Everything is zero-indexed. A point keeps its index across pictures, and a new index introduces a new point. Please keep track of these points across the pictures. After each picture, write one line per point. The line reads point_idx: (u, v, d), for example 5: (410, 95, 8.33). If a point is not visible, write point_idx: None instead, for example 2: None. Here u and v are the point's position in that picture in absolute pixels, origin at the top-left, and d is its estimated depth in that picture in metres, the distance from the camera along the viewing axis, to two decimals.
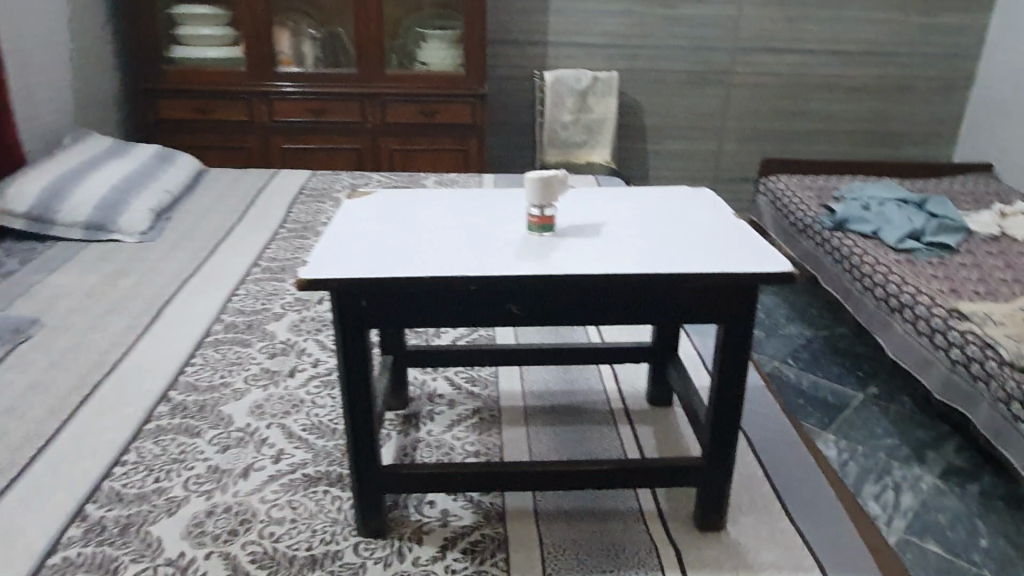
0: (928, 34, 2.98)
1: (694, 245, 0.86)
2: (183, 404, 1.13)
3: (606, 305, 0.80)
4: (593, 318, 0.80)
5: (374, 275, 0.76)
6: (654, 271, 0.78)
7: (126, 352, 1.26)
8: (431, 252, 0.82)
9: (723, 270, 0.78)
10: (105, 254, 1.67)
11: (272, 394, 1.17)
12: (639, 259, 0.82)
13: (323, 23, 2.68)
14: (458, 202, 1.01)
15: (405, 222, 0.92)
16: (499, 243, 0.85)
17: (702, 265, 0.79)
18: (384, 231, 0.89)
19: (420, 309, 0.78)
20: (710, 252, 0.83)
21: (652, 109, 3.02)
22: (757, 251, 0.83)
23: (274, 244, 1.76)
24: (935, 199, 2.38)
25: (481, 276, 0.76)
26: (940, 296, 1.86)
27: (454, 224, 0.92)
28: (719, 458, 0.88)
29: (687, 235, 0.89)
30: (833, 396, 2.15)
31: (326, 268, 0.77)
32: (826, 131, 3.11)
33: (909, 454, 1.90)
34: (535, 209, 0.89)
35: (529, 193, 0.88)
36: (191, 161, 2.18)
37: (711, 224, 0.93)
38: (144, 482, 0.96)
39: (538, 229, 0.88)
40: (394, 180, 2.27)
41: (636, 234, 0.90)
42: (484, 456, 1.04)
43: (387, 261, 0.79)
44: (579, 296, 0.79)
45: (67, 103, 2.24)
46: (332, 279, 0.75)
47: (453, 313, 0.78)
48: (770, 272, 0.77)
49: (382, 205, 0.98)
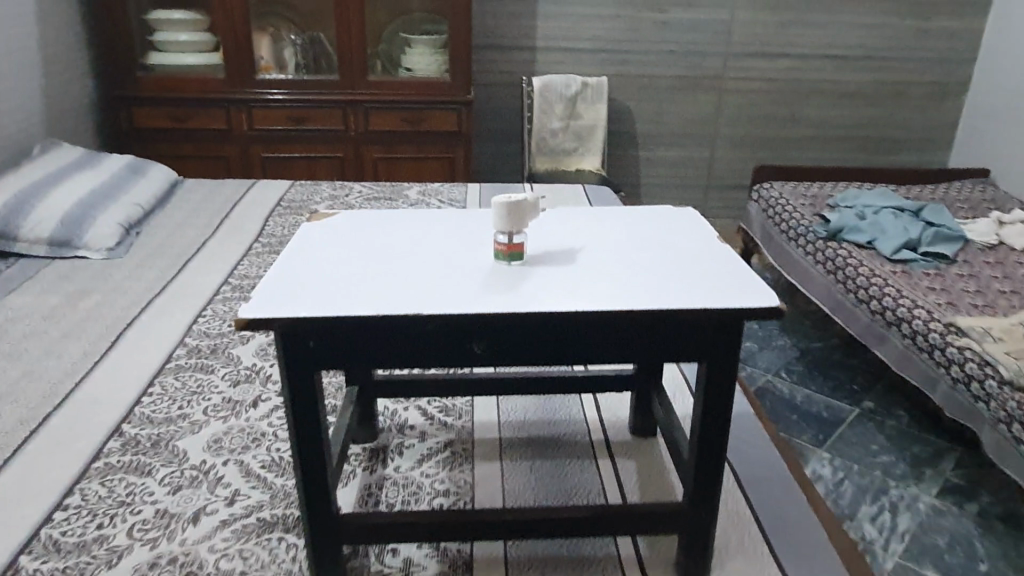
0: (924, 38, 2.92)
1: (675, 273, 0.79)
2: (136, 439, 1.06)
3: (576, 342, 0.73)
4: (563, 357, 0.73)
5: (319, 313, 0.69)
6: (629, 306, 0.71)
7: (79, 380, 1.19)
8: (388, 283, 0.76)
9: (703, 305, 0.71)
10: (68, 271, 1.61)
11: (232, 426, 1.10)
12: (615, 290, 0.75)
13: (304, 28, 2.61)
14: (424, 225, 0.95)
15: (364, 248, 0.86)
16: (463, 274, 0.78)
17: (681, 299, 0.73)
18: (338, 259, 0.82)
19: (373, 349, 0.71)
20: (692, 283, 0.76)
21: (643, 115, 2.96)
22: (742, 280, 0.77)
23: (246, 260, 1.69)
24: (931, 207, 2.32)
25: (438, 313, 0.70)
26: (937, 309, 1.80)
27: (416, 250, 0.85)
28: (702, 504, 0.82)
29: (668, 261, 0.83)
30: (828, 411, 2.08)
31: (267, 304, 0.70)
32: (821, 137, 3.05)
33: (906, 472, 1.83)
34: (503, 236, 0.82)
35: (497, 218, 0.81)
36: (164, 173, 2.12)
37: (694, 248, 0.86)
38: (86, 528, 0.89)
39: (507, 258, 0.81)
40: (376, 191, 2.20)
41: (611, 260, 0.83)
42: (454, 496, 0.97)
43: (337, 296, 0.72)
44: (547, 334, 0.72)
45: (38, 113, 2.17)
46: (274, 319, 0.68)
47: (409, 352, 0.72)
48: (755, 307, 0.71)
49: (342, 228, 0.92)
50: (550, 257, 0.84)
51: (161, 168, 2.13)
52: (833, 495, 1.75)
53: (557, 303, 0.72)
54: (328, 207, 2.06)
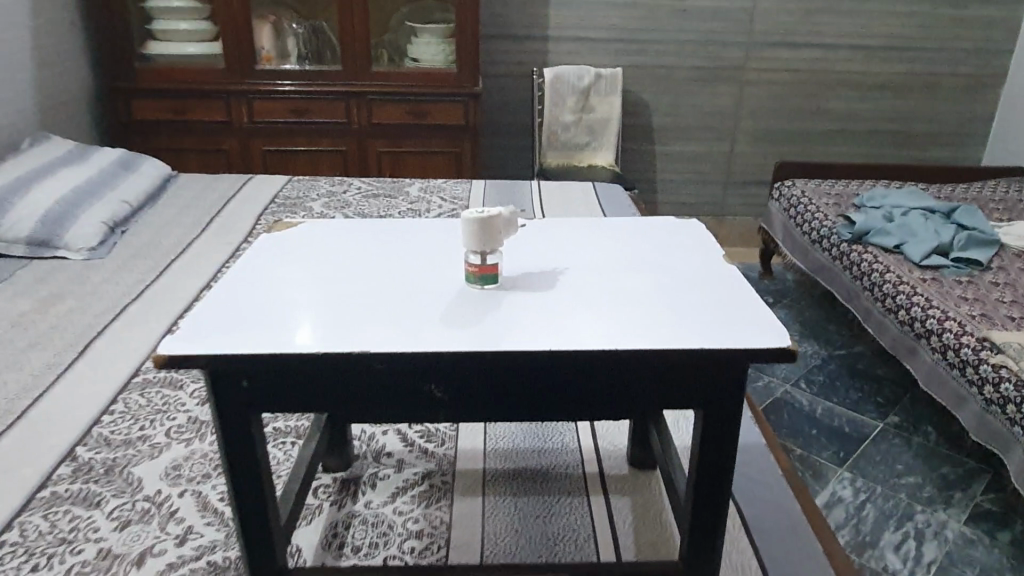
0: (959, 28, 2.76)
1: (671, 303, 0.69)
2: (89, 464, 0.98)
3: (555, 385, 0.63)
4: (536, 400, 0.64)
5: (251, 351, 0.60)
6: (613, 343, 0.61)
7: (38, 396, 1.11)
8: (338, 315, 0.66)
9: (702, 344, 0.61)
10: (46, 274, 1.53)
11: (195, 451, 1.02)
12: (598, 322, 0.65)
13: (307, 17, 2.52)
14: (394, 242, 0.85)
15: (319, 273, 0.77)
16: (427, 303, 0.69)
17: (676, 335, 0.62)
18: (288, 285, 0.73)
19: (317, 391, 0.62)
20: (690, 315, 0.66)
21: (659, 108, 2.84)
22: (749, 313, 0.66)
23: (232, 263, 1.61)
24: (963, 208, 2.18)
25: (387, 351, 0.60)
26: (970, 322, 1.67)
27: (378, 274, 0.76)
28: (701, 566, 0.72)
29: (664, 288, 0.72)
30: (850, 426, 1.96)
31: (191, 339, 0.61)
32: (847, 131, 2.91)
33: (933, 495, 1.71)
34: (474, 256, 0.71)
35: (465, 236, 0.70)
36: (158, 169, 2.05)
37: (696, 272, 0.76)
38: (19, 570, 0.81)
39: (478, 280, 0.71)
40: (375, 188, 2.11)
41: (598, 285, 0.73)
42: (427, 538, 0.87)
43: (279, 329, 0.63)
44: (516, 374, 0.62)
45: (28, 105, 2.10)
46: (196, 357, 0.59)
47: (357, 394, 0.62)
48: (761, 346, 0.61)
49: (304, 250, 0.83)
50: (526, 280, 0.74)
51: (155, 163, 2.06)
52: (854, 520, 1.64)
53: (529, 339, 0.62)
54: (324, 206, 1.97)
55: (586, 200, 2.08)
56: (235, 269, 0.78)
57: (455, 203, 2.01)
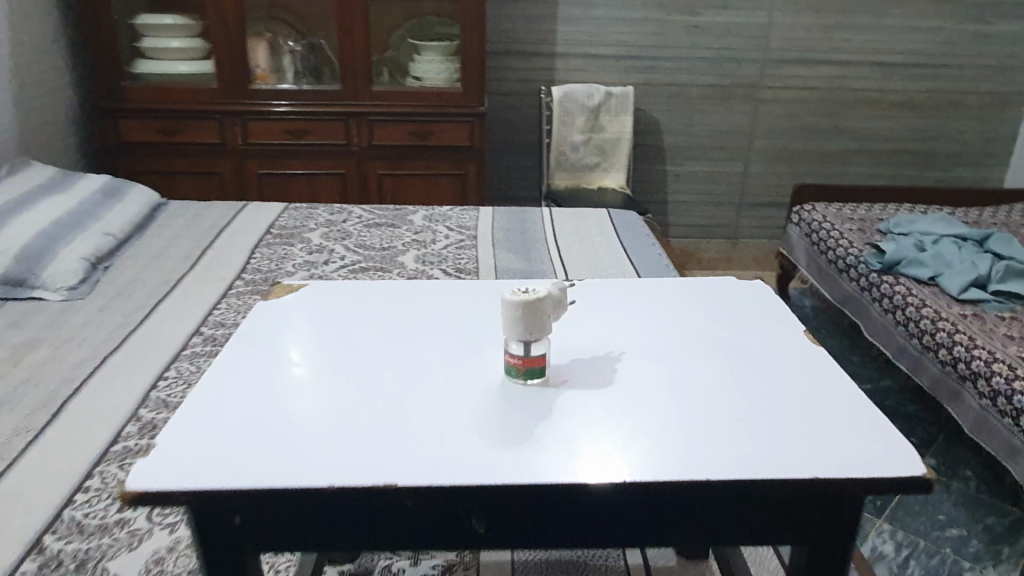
0: (982, 43, 2.66)
1: (684, 407, 0.72)
2: (58, 558, 0.86)
3: (598, 516, 0.65)
4: (579, 532, 0.65)
5: (308, 483, 0.61)
6: (664, 472, 0.62)
7: (4, 470, 0.99)
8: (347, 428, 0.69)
9: (752, 473, 0.63)
10: (20, 318, 1.41)
11: (180, 540, 0.90)
12: (646, 441, 0.67)
13: (303, 34, 2.40)
14: (432, 336, 0.87)
15: (331, 369, 0.79)
16: (476, 416, 0.70)
17: (680, 459, 0.65)
18: (334, 394, 0.73)
19: (364, 523, 0.63)
20: (697, 432, 0.68)
21: (671, 127, 2.73)
22: (795, 434, 0.68)
23: (223, 304, 1.49)
24: (998, 235, 2.07)
25: (441, 485, 0.61)
26: (1020, 364, 1.55)
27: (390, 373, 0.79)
28: None
29: (707, 396, 0.74)
30: None
31: (182, 467, 0.63)
32: (865, 151, 2.80)
33: (979, 550, 1.59)
34: (517, 348, 0.75)
35: (506, 326, 0.73)
36: (147, 196, 1.92)
37: (736, 376, 0.78)
38: None
39: (521, 374, 0.75)
40: (377, 216, 1.99)
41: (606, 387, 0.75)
42: None
43: (330, 452, 0.64)
44: (562, 508, 0.64)
45: (8, 129, 1.98)
46: (252, 489, 0.60)
47: (404, 529, 0.64)
48: (810, 479, 0.62)
49: (341, 346, 0.84)
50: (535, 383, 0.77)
51: (143, 190, 1.94)
52: None
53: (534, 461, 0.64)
54: (322, 236, 1.85)
55: (601, 228, 1.96)
56: (277, 370, 0.78)
57: (462, 232, 1.89)
